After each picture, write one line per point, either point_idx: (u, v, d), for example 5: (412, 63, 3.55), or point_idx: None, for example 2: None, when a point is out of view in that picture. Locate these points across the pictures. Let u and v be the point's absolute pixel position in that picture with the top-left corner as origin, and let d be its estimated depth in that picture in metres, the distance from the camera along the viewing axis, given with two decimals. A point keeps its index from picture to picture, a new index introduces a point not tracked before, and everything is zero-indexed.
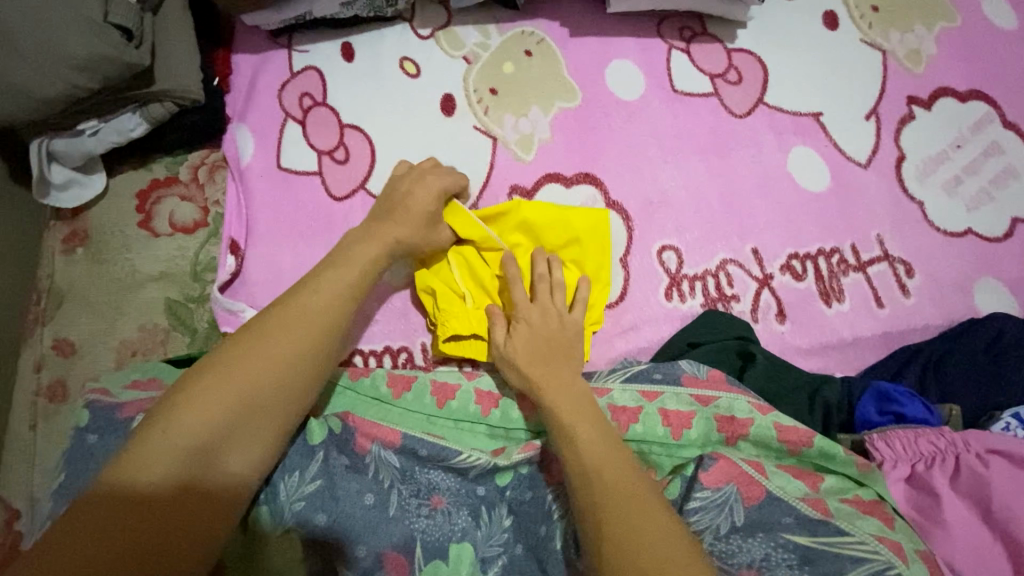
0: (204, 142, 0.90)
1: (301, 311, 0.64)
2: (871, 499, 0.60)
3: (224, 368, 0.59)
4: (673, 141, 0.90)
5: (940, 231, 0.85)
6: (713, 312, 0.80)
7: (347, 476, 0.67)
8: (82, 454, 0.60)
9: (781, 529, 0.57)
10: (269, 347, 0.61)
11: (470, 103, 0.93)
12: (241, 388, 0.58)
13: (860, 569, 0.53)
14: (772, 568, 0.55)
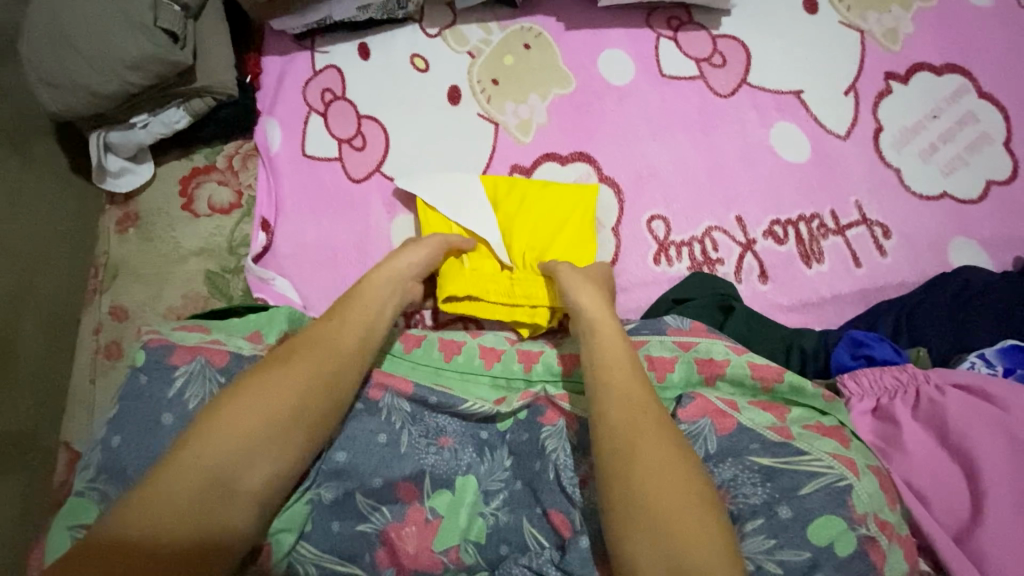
0: (237, 133, 1.00)
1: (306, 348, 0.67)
2: (833, 425, 0.66)
3: (231, 407, 0.61)
4: (662, 120, 0.97)
5: (916, 196, 0.90)
6: (699, 274, 0.86)
7: (361, 416, 0.74)
8: (137, 390, 0.66)
9: (748, 453, 0.62)
10: (274, 384, 0.63)
11: (474, 93, 1.03)
12: (261, 417, 0.61)
13: (816, 482, 0.59)
14: (738, 486, 0.60)
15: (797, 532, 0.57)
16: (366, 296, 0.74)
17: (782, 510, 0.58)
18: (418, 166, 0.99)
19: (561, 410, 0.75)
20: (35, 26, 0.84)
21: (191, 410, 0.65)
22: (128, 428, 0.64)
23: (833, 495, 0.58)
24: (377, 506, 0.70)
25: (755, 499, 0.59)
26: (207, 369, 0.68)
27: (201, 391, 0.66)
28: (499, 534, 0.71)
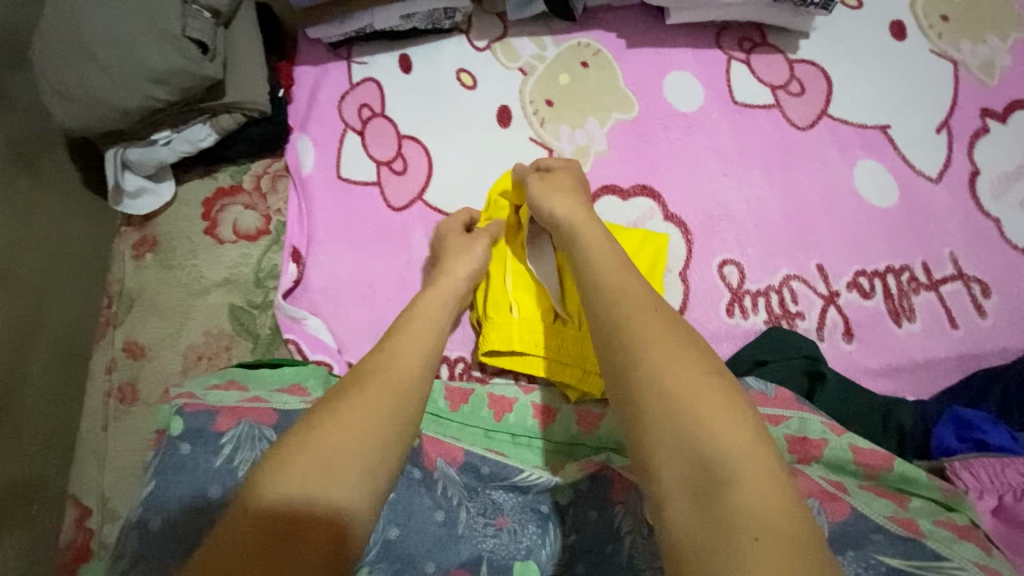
0: (267, 152, 0.91)
1: (365, 367, 0.59)
2: (965, 523, 0.58)
3: (312, 438, 0.52)
4: (734, 153, 0.89)
5: (1017, 250, 0.82)
6: (778, 329, 0.78)
7: (418, 491, 0.67)
8: (179, 461, 0.61)
9: (873, 548, 0.55)
10: (339, 405, 0.55)
11: (526, 115, 0.94)
12: (344, 434, 0.53)
13: None
14: None
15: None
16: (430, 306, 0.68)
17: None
18: (464, 194, 0.91)
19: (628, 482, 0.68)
20: (50, 31, 0.75)
21: (240, 477, 0.60)
22: (171, 505, 0.59)
23: None
24: None
25: None
26: (255, 430, 0.63)
27: (250, 455, 0.61)
28: None
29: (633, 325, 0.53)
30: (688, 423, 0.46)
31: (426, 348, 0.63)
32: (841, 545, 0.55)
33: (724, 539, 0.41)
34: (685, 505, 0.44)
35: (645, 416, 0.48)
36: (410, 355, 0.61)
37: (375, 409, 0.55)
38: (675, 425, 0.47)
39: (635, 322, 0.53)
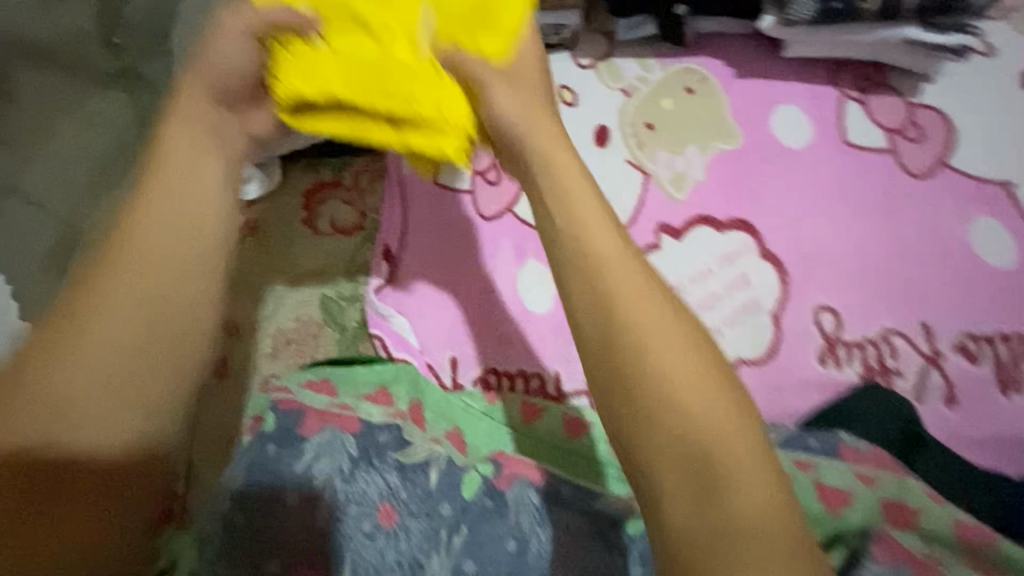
0: (368, 151, 0.94)
1: (110, 321, 0.52)
2: None
3: (53, 364, 0.51)
4: (839, 196, 0.86)
5: None
6: (876, 387, 0.75)
7: (491, 518, 0.67)
8: (266, 460, 0.67)
9: None
10: (88, 337, 0.52)
11: (624, 136, 0.93)
12: (87, 346, 0.52)
13: None
14: None
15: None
16: (182, 169, 0.57)
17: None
18: None
19: None
20: (191, 22, 0.80)
21: (318, 486, 0.66)
22: (257, 501, 0.65)
23: None
24: None
25: None
26: (337, 438, 0.69)
27: (331, 465, 0.67)
28: None
29: (649, 327, 0.49)
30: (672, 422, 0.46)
31: (208, 241, 0.57)
32: None
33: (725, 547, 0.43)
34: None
35: (636, 445, 0.47)
36: (167, 303, 0.54)
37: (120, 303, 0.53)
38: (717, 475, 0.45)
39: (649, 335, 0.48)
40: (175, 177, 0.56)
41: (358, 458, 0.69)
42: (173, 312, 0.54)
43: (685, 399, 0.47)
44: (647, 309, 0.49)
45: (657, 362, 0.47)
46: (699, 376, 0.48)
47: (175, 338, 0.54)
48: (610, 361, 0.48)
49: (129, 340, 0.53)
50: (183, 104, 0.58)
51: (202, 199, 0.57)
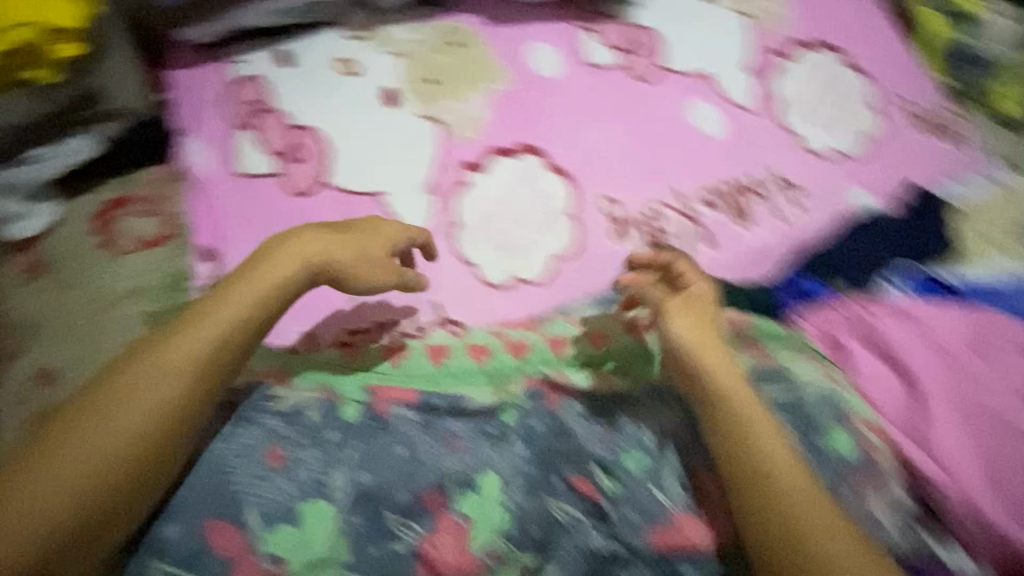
0: (153, 160, 0.91)
1: (78, 472, 0.55)
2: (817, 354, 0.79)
3: (64, 446, 0.56)
4: (596, 108, 1.04)
5: (812, 154, 1.04)
6: (661, 247, 0.94)
7: (374, 435, 0.71)
8: None
9: (749, 377, 0.74)
10: (117, 423, 0.58)
11: (409, 93, 1.01)
12: (95, 460, 0.56)
13: (810, 389, 0.74)
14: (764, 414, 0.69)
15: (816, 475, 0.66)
16: (216, 325, 0.64)
17: (789, 439, 0.68)
18: (366, 171, 0.96)
19: (565, 391, 0.78)
20: None
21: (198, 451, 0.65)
22: None
23: (827, 400, 0.73)
24: (405, 521, 0.66)
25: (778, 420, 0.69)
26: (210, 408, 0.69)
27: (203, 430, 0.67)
28: (528, 522, 0.68)
29: (724, 389, 0.71)
30: (742, 450, 0.67)
31: (178, 411, 0.60)
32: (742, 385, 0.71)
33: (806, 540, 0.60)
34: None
35: (727, 472, 0.66)
36: (110, 452, 0.57)
37: (147, 403, 0.59)
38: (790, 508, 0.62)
39: (728, 393, 0.70)
40: (187, 332, 0.63)
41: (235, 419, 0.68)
42: (119, 483, 0.57)
43: (740, 414, 0.68)
44: (732, 378, 0.71)
45: (767, 455, 0.65)
46: (756, 411, 0.69)
47: (89, 521, 0.55)
48: (720, 427, 0.69)
49: (152, 426, 0.59)
50: (277, 255, 0.71)
51: (206, 378, 0.62)
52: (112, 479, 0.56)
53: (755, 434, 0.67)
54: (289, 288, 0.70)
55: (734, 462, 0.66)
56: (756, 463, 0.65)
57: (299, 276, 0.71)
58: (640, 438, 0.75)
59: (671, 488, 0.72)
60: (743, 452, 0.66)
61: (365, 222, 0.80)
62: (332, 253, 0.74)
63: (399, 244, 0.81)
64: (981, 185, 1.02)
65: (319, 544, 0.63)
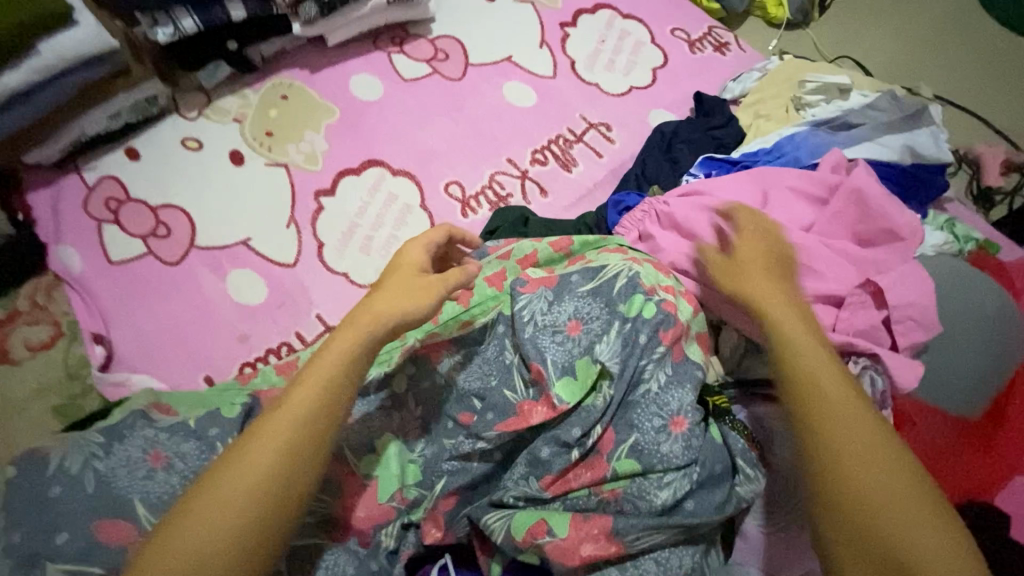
0: (30, 273, 1.00)
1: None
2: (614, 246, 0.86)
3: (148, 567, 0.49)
4: (421, 113, 1.17)
5: (613, 95, 1.18)
6: (501, 208, 1.05)
7: None
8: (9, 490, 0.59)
9: (574, 284, 0.75)
10: (196, 538, 0.51)
11: (253, 149, 1.12)
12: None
13: (619, 278, 0.74)
14: (583, 315, 0.73)
15: (649, 332, 0.69)
16: (284, 422, 0.56)
17: (619, 307, 0.72)
18: (229, 225, 1.05)
19: (439, 345, 0.81)
20: None
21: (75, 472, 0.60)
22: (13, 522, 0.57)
23: (631, 282, 0.73)
24: (313, 494, 0.74)
25: (595, 312, 0.72)
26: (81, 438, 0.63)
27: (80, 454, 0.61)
28: (432, 465, 0.76)
29: (808, 381, 0.64)
30: (834, 430, 0.60)
31: (257, 529, 0.52)
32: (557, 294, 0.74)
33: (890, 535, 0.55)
34: (846, 542, 0.56)
35: (818, 473, 0.60)
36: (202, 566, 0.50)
37: (227, 515, 0.52)
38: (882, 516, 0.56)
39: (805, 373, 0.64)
40: (267, 430, 0.56)
41: (107, 442, 0.63)
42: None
43: (832, 391, 0.62)
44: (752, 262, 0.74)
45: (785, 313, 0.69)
46: (856, 408, 0.61)
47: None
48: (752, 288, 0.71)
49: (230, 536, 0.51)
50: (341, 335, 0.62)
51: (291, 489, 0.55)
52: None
53: (774, 319, 0.68)
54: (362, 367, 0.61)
55: (823, 432, 0.61)
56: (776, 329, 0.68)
57: (333, 407, 0.58)
58: (504, 348, 0.79)
59: (555, 356, 0.70)
60: (846, 431, 0.60)
61: (406, 297, 0.65)
62: (396, 307, 0.63)
63: (448, 283, 0.68)
64: (758, 76, 1.15)
65: None
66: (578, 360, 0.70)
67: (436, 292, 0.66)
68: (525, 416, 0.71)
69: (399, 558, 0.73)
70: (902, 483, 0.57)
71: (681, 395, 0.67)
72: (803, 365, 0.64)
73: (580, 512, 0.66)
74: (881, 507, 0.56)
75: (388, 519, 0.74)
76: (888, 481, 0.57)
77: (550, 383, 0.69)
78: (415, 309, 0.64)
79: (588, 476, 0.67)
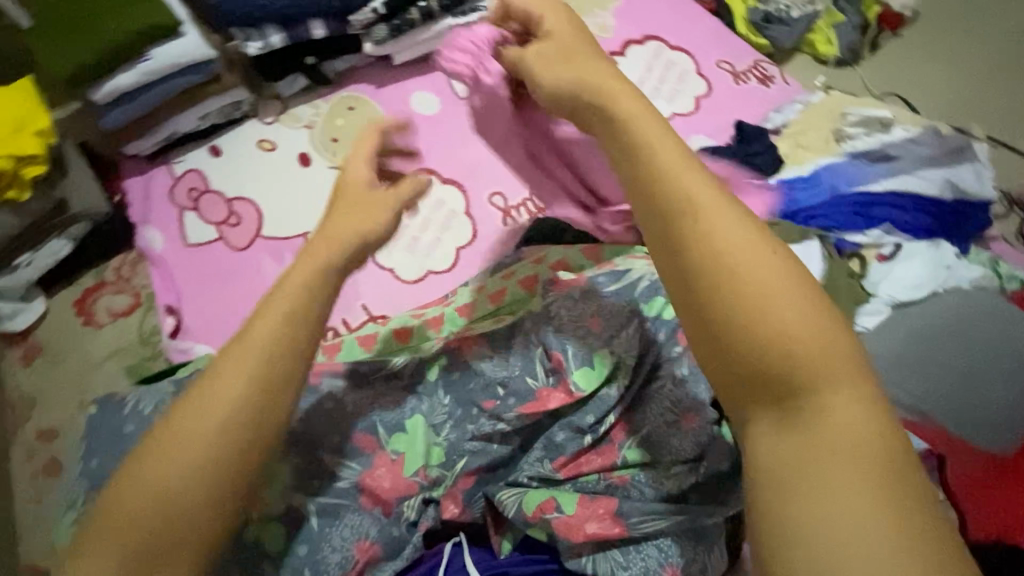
0: (119, 247, 1.10)
1: (154, 492, 0.56)
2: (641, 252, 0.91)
3: (140, 474, 0.57)
4: (472, 128, 1.25)
5: (654, 120, 1.24)
6: (540, 218, 1.11)
7: (308, 399, 0.83)
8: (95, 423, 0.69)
9: (600, 285, 0.82)
10: (185, 445, 0.58)
11: (319, 152, 1.24)
12: (168, 476, 0.57)
13: (641, 282, 0.81)
14: (607, 309, 0.79)
15: (667, 331, 0.76)
16: (252, 344, 0.62)
17: (640, 306, 0.79)
18: (292, 220, 1.16)
19: (470, 340, 0.89)
20: None
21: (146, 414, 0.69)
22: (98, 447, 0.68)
23: (653, 286, 0.79)
24: (345, 463, 0.79)
25: (620, 308, 0.79)
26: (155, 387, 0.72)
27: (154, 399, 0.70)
28: (456, 448, 0.80)
29: (747, 295, 0.50)
30: (775, 356, 0.49)
31: (235, 433, 0.59)
32: (585, 292, 0.81)
33: (817, 437, 0.46)
34: (768, 414, 0.49)
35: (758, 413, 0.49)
36: (172, 495, 0.56)
37: (208, 425, 0.58)
38: (821, 437, 0.46)
39: (733, 291, 0.51)
40: (233, 353, 0.62)
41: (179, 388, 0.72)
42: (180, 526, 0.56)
43: (776, 311, 0.50)
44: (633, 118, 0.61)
45: (710, 227, 0.53)
46: (815, 327, 0.49)
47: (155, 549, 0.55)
48: (659, 204, 0.56)
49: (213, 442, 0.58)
50: (294, 279, 0.66)
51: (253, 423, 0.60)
52: (175, 492, 0.56)
53: (714, 228, 0.53)
54: (312, 308, 0.66)
55: (755, 361, 0.49)
56: (682, 255, 0.54)
57: (306, 308, 0.65)
58: (529, 342, 0.84)
59: (575, 348, 0.77)
60: (785, 357, 0.49)
61: (356, 220, 0.72)
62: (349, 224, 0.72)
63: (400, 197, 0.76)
64: (800, 108, 1.19)
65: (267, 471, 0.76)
66: (598, 352, 0.77)
67: (404, 192, 0.76)
68: (544, 399, 0.77)
69: (417, 529, 0.77)
70: (829, 347, 0.49)
71: (696, 390, 0.71)
72: (715, 288, 0.51)
73: (588, 493, 0.70)
74: (776, 341, 0.49)
75: (410, 493, 0.78)
76: (865, 409, 0.48)
77: (568, 372, 0.76)
78: (374, 228, 0.73)
79: (597, 461, 0.72)
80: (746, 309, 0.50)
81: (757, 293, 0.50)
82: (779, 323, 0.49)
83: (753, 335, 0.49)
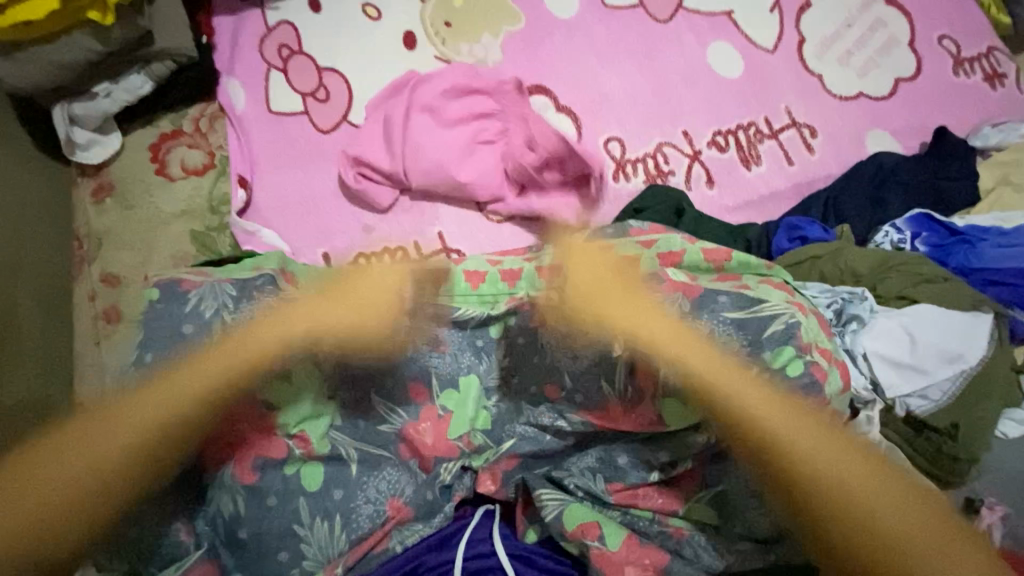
0: (202, 96, 1.02)
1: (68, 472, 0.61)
2: (778, 280, 0.79)
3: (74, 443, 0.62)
4: (612, 51, 1.01)
5: (834, 96, 0.98)
6: (654, 185, 0.94)
7: None
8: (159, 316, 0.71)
9: (720, 308, 0.72)
10: (134, 422, 0.63)
11: (428, 36, 1.02)
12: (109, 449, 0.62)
13: (776, 322, 0.71)
14: (719, 338, 0.71)
15: (789, 392, 0.68)
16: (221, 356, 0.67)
17: (763, 353, 0.70)
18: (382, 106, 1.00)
19: (546, 306, 0.79)
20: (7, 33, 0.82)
21: (207, 318, 0.71)
22: (156, 343, 0.70)
23: (786, 330, 0.70)
24: (394, 408, 0.75)
25: (734, 345, 0.70)
26: (217, 287, 0.73)
27: (212, 303, 0.71)
28: (501, 421, 0.77)
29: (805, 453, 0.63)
30: (831, 499, 0.62)
31: (153, 441, 0.63)
32: (698, 311, 0.72)
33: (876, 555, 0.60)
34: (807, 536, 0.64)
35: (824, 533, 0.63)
36: (67, 489, 0.60)
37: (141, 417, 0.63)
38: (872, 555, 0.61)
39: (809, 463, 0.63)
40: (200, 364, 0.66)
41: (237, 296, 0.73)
42: (87, 501, 0.61)
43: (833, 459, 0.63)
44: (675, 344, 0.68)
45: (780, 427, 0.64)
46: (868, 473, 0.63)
47: (59, 516, 0.60)
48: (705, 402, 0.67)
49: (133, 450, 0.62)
50: (265, 325, 0.70)
51: (170, 437, 0.64)
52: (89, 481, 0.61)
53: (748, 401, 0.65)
54: (238, 364, 0.67)
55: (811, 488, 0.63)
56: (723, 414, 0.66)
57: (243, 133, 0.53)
58: None
59: (669, 377, 0.69)
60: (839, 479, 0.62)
61: None
62: None
63: None
64: None
65: (310, 406, 0.72)
66: (695, 390, 0.69)
67: None
68: (617, 420, 0.72)
69: (451, 496, 0.77)
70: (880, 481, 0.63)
71: None
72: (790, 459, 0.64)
73: (636, 531, 0.69)
74: (845, 495, 0.62)
75: (450, 457, 0.76)
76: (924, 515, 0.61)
77: (657, 399, 0.70)
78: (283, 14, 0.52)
79: (659, 501, 0.71)
80: (820, 479, 0.63)
81: (840, 489, 0.62)
82: (844, 490, 0.62)
83: (824, 494, 0.63)
